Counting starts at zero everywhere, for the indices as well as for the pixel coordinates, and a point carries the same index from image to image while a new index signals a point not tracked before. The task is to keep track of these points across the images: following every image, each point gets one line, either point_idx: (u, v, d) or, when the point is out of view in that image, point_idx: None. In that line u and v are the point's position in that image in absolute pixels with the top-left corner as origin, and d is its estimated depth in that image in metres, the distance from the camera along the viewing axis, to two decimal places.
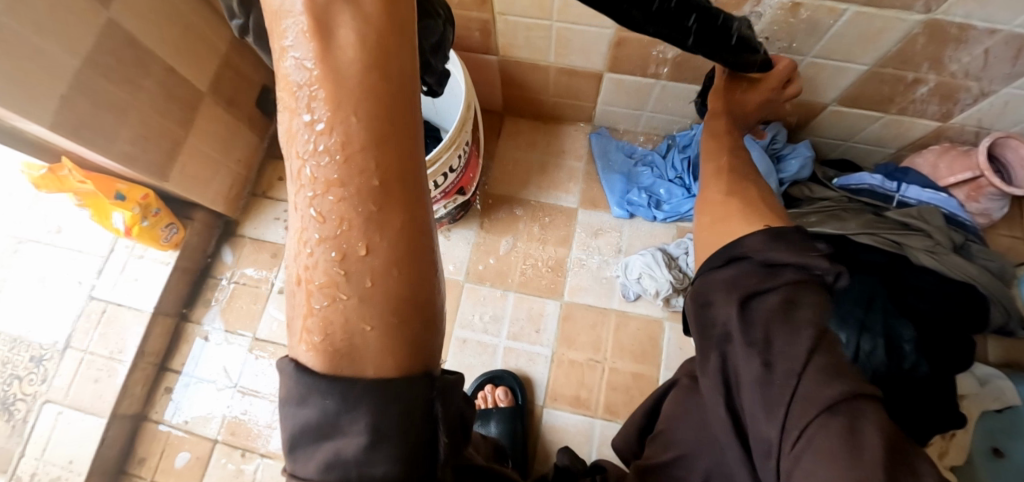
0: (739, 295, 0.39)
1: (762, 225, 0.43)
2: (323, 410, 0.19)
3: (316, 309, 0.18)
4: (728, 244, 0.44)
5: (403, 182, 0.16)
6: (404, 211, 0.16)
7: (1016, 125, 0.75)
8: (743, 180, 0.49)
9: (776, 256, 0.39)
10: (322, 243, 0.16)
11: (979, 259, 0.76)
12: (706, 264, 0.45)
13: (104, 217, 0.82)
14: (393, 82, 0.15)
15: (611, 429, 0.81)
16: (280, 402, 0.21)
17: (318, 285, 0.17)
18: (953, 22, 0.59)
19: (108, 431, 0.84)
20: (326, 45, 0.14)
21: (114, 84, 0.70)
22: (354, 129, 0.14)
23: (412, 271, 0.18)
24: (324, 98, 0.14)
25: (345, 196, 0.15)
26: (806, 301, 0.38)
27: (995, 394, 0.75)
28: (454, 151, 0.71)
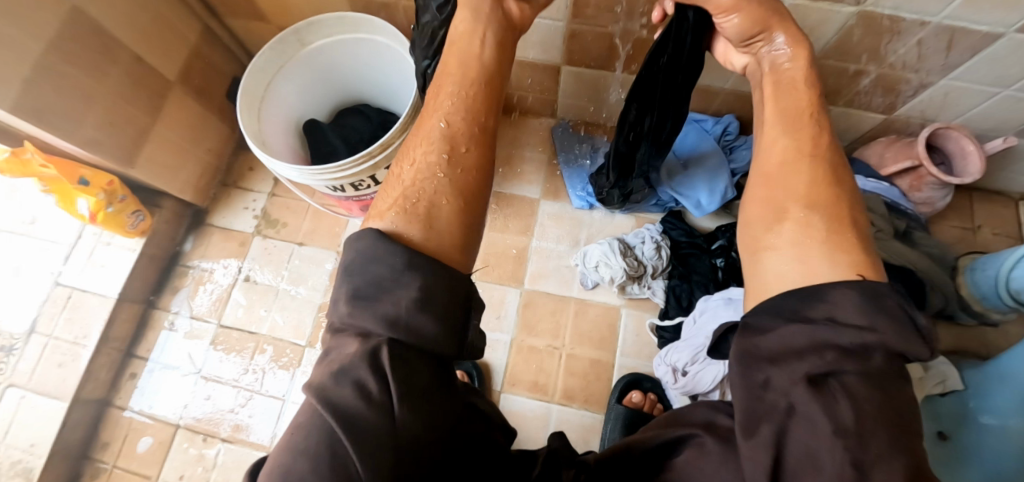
0: (813, 369, 0.29)
1: (854, 273, 0.31)
2: (393, 267, 0.31)
3: (423, 181, 0.36)
4: (806, 296, 0.31)
5: (484, 131, 0.39)
6: (483, 143, 0.38)
7: (957, 117, 0.77)
8: (835, 187, 0.36)
9: (878, 338, 0.28)
10: (443, 146, 0.37)
11: (921, 246, 0.80)
12: (768, 308, 0.33)
13: (69, 203, 0.83)
14: (492, 84, 0.41)
15: (567, 414, 0.83)
16: (358, 268, 0.31)
17: (431, 169, 0.36)
18: (884, 14, 0.61)
19: (71, 415, 0.85)
20: (475, 62, 0.41)
21: (78, 70, 0.71)
22: (476, 96, 0.40)
23: (479, 172, 0.37)
24: (468, 80, 0.40)
25: (464, 125, 0.38)
26: (891, 392, 0.28)
27: (938, 379, 0.77)
28: (408, 137, 0.73)
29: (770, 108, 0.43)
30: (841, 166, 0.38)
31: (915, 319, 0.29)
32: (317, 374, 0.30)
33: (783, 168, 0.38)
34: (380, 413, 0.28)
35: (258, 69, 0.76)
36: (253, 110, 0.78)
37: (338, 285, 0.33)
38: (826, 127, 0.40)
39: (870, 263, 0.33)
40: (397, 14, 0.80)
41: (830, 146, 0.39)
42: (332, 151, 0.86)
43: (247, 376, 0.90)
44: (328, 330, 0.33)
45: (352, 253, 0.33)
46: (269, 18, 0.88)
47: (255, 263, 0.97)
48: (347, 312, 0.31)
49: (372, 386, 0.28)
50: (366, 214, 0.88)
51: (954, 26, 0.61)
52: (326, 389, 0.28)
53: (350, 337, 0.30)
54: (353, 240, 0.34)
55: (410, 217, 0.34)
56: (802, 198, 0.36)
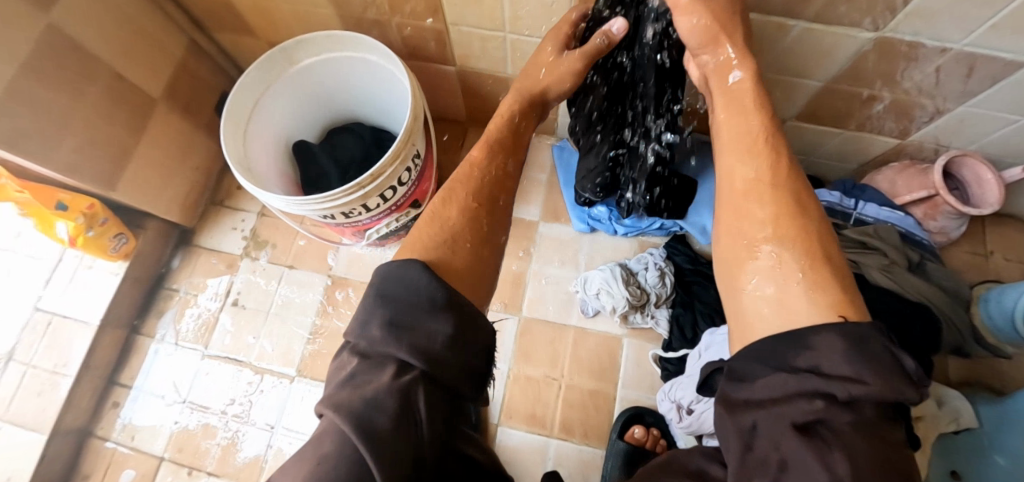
0: (801, 418, 0.26)
1: (836, 315, 0.29)
2: (427, 296, 0.36)
3: (452, 223, 0.44)
4: (787, 339, 0.29)
5: (503, 190, 0.49)
6: (500, 200, 0.49)
7: (973, 144, 0.74)
8: (801, 217, 0.35)
9: (871, 390, 0.25)
10: (473, 197, 0.46)
11: (935, 278, 0.76)
12: (752, 354, 0.30)
13: (48, 227, 0.80)
14: (510, 152, 0.53)
15: (566, 449, 0.79)
16: (388, 301, 0.36)
17: (461, 215, 0.45)
18: (903, 40, 0.58)
19: (50, 448, 0.82)
20: (503, 135, 0.53)
21: (55, 92, 0.68)
22: (500, 162, 0.51)
23: (495, 221, 0.47)
24: (493, 149, 0.51)
25: (489, 183, 0.48)
26: (894, 454, 0.25)
27: (952, 415, 0.74)
28: (400, 164, 0.70)
29: (730, 131, 0.41)
30: (803, 190, 0.37)
31: (904, 364, 0.27)
32: (343, 397, 0.32)
33: (741, 197, 0.37)
34: (406, 442, 0.31)
35: (244, 89, 0.73)
36: (237, 132, 0.74)
37: (368, 309, 0.36)
38: (782, 150, 0.39)
39: (856, 304, 0.31)
40: (390, 32, 0.77)
41: (790, 171, 0.38)
42: (322, 174, 0.83)
43: (234, 406, 0.87)
44: (351, 351, 0.36)
45: (389, 282, 0.37)
46: (257, 33, 0.85)
47: (243, 287, 0.94)
48: (380, 337, 0.34)
49: (403, 414, 0.31)
50: (359, 239, 0.85)
51: (976, 54, 0.58)
52: (357, 413, 0.30)
53: (381, 362, 0.34)
54: (389, 267, 0.38)
55: (448, 248, 0.42)
56: (771, 234, 0.34)
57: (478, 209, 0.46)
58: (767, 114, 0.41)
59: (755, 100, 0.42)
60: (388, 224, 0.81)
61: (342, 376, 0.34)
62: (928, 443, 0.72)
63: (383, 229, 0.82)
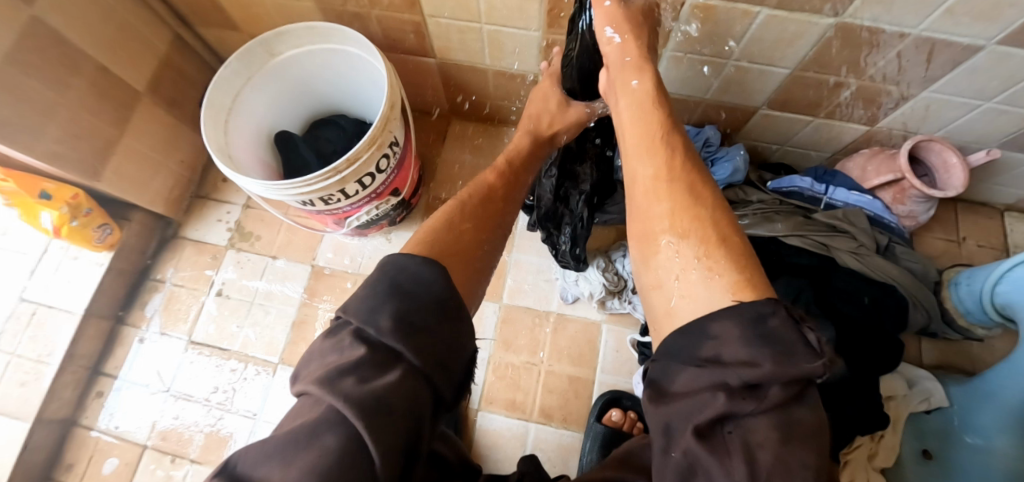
0: (710, 416, 0.29)
1: (730, 300, 0.33)
2: (435, 293, 0.38)
3: (460, 227, 0.47)
4: (689, 334, 0.34)
5: (501, 213, 0.54)
6: (498, 219, 0.52)
7: (940, 129, 0.76)
8: (698, 204, 0.40)
9: (761, 373, 0.28)
10: (474, 211, 0.50)
11: (903, 260, 0.79)
12: (669, 349, 0.35)
13: (33, 217, 0.81)
14: (512, 184, 0.57)
15: (545, 433, 0.81)
16: (393, 294, 0.36)
17: (469, 222, 0.48)
18: (864, 26, 0.60)
19: (33, 437, 0.82)
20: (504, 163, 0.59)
21: (38, 82, 0.69)
22: (499, 187, 0.56)
23: (493, 236, 0.50)
24: (497, 174, 0.57)
25: (488, 200, 0.53)
26: (797, 428, 0.29)
27: (923, 396, 0.75)
28: (377, 152, 0.71)
29: (634, 138, 0.48)
30: (701, 180, 0.43)
31: (806, 338, 0.30)
32: (345, 388, 0.30)
33: (649, 195, 0.43)
34: (402, 432, 0.31)
35: (226, 80, 0.74)
36: (218, 122, 0.76)
37: (380, 297, 0.36)
38: (677, 145, 0.46)
39: (753, 282, 0.34)
40: (370, 24, 0.78)
41: (684, 162, 0.44)
42: (304, 165, 0.84)
43: (217, 394, 0.88)
44: (352, 335, 0.35)
45: (402, 274, 0.38)
46: (240, 27, 0.87)
47: (228, 278, 0.95)
48: (389, 329, 0.34)
49: (403, 408, 0.31)
50: (340, 227, 0.86)
51: (934, 39, 0.59)
52: (363, 403, 0.30)
53: (386, 359, 0.33)
54: (407, 260, 0.39)
55: (457, 248, 0.45)
56: (670, 226, 0.39)
57: (484, 221, 0.50)
58: (665, 118, 0.48)
59: (655, 107, 0.49)
60: (368, 212, 0.82)
61: (343, 361, 0.32)
62: (899, 423, 0.74)
63: (364, 217, 0.83)
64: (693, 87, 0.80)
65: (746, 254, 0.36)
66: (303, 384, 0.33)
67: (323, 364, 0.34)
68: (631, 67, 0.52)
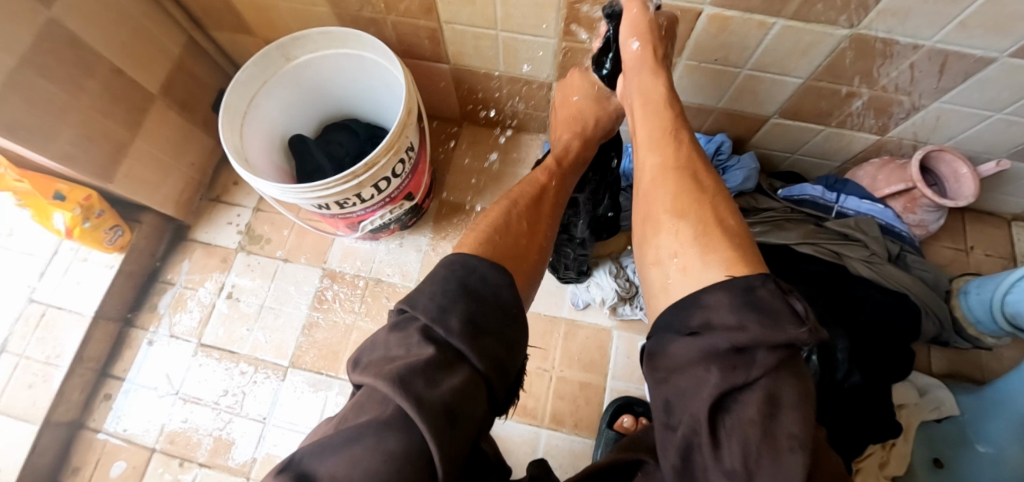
0: (707, 394, 0.29)
1: (723, 274, 0.34)
2: (503, 300, 0.40)
3: (513, 225, 0.50)
4: (683, 307, 0.35)
5: (549, 213, 0.56)
6: (547, 219, 0.55)
7: (949, 140, 0.76)
8: (701, 192, 0.41)
9: (748, 336, 0.29)
10: (524, 211, 0.53)
11: (915, 270, 0.79)
12: (663, 323, 0.36)
13: (44, 218, 0.81)
14: (560, 186, 0.60)
15: (556, 440, 0.80)
16: (461, 295, 0.38)
17: (521, 221, 0.51)
18: (878, 37, 0.60)
19: (40, 440, 0.82)
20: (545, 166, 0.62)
21: (55, 83, 0.69)
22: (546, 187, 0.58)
23: (541, 235, 0.52)
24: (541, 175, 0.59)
25: (536, 203, 0.55)
26: (788, 398, 0.28)
27: (934, 404, 0.76)
28: (394, 156, 0.72)
29: (644, 130, 0.49)
30: (705, 170, 0.44)
31: (794, 307, 0.30)
32: (417, 387, 0.30)
33: (654, 183, 0.44)
34: (465, 440, 0.32)
35: (242, 83, 0.75)
36: (234, 125, 0.76)
37: (450, 297, 0.37)
38: (685, 138, 0.47)
39: (746, 258, 0.35)
40: (385, 30, 0.79)
41: (690, 154, 0.46)
42: (318, 168, 0.84)
43: (227, 397, 0.87)
44: (420, 331, 0.35)
45: (471, 276, 0.40)
46: (254, 30, 0.87)
47: (238, 281, 0.95)
48: (458, 330, 0.35)
49: (464, 412, 0.32)
50: (352, 231, 0.86)
51: (947, 51, 0.60)
52: (433, 407, 0.30)
53: (452, 359, 0.34)
54: (470, 261, 0.41)
55: (520, 240, 0.48)
56: (670, 208, 0.41)
57: (537, 221, 0.53)
58: (673, 111, 0.50)
59: (662, 100, 0.51)
60: (381, 216, 0.83)
61: (411, 360, 0.32)
62: (911, 432, 0.74)
63: (377, 221, 0.83)
64: (704, 96, 0.81)
65: (742, 236, 0.38)
66: (367, 377, 0.33)
67: (387, 357, 0.34)
68: (648, 68, 0.52)
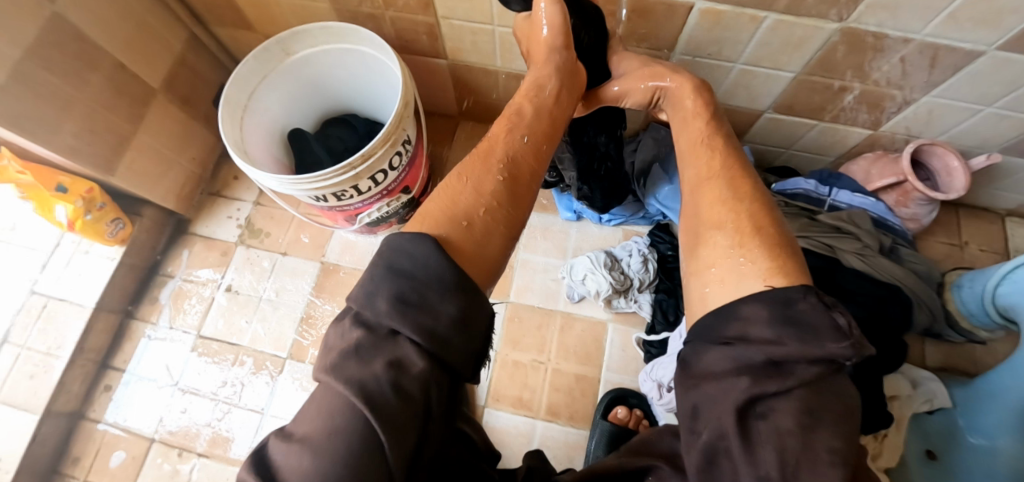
0: (738, 403, 0.30)
1: (763, 285, 0.34)
2: (440, 275, 0.35)
3: (472, 195, 0.43)
4: (722, 315, 0.35)
5: (531, 174, 0.48)
6: (528, 179, 0.47)
7: (942, 134, 0.77)
8: (739, 200, 0.42)
9: (787, 350, 0.30)
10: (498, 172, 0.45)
11: (907, 262, 0.80)
12: (699, 331, 0.36)
13: (46, 211, 0.82)
14: (548, 133, 0.52)
15: (551, 431, 0.81)
16: (390, 273, 0.35)
17: (488, 187, 0.44)
18: (868, 31, 0.61)
19: (41, 429, 0.83)
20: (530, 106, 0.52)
21: (58, 76, 0.70)
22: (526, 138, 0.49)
23: (515, 201, 0.45)
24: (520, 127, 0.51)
25: (514, 157, 0.47)
26: (824, 413, 0.29)
27: (927, 396, 0.76)
28: (390, 148, 0.72)
29: (687, 140, 0.51)
30: (744, 177, 0.45)
31: (834, 320, 0.31)
32: (348, 371, 0.31)
33: (693, 193, 0.46)
34: (413, 416, 0.31)
35: (242, 77, 0.76)
36: (234, 117, 0.77)
37: (377, 280, 0.35)
38: (722, 147, 0.48)
39: (786, 268, 0.35)
40: (384, 26, 0.80)
41: (727, 162, 0.46)
42: (317, 161, 0.85)
43: (225, 388, 0.88)
44: (353, 319, 0.34)
45: (398, 254, 0.36)
46: (255, 26, 0.88)
47: (237, 274, 0.96)
48: (386, 311, 0.33)
49: (407, 389, 0.31)
50: (351, 224, 0.86)
51: (936, 44, 0.61)
52: (366, 390, 0.30)
53: (387, 338, 0.32)
54: (400, 241, 0.37)
55: (459, 224, 0.40)
56: (710, 219, 0.42)
57: (511, 183, 0.45)
58: (712, 123, 0.51)
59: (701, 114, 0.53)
60: (379, 209, 0.83)
61: (343, 346, 0.32)
62: (902, 423, 0.74)
63: (374, 214, 0.84)
64: None
65: (784, 244, 0.38)
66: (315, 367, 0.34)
67: (330, 347, 0.34)
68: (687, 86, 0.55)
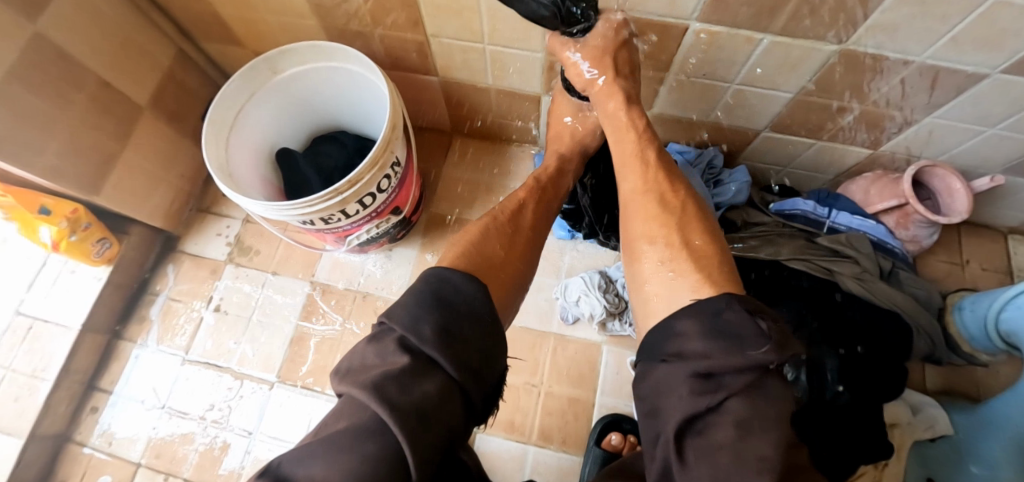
0: (677, 419, 0.31)
1: (690, 298, 0.35)
2: (482, 313, 0.39)
3: (501, 242, 0.49)
4: (660, 333, 0.36)
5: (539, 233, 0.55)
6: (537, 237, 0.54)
7: (942, 154, 0.75)
8: (668, 212, 0.43)
9: (710, 363, 0.30)
10: (518, 227, 0.52)
11: (907, 287, 0.79)
12: (646, 347, 0.37)
13: (31, 232, 0.80)
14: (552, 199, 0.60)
15: (544, 456, 0.79)
16: (435, 302, 0.38)
17: (514, 237, 0.51)
18: (867, 53, 0.59)
19: (26, 453, 0.81)
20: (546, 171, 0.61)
21: (40, 98, 0.69)
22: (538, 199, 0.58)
23: (530, 256, 0.51)
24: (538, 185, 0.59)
25: (531, 214, 0.55)
26: (756, 419, 0.29)
27: (927, 423, 0.75)
28: (379, 172, 0.71)
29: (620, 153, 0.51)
30: (676, 188, 0.46)
31: (759, 327, 0.31)
32: (388, 395, 0.31)
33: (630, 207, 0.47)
34: (438, 438, 0.32)
35: (228, 96, 0.74)
36: (219, 139, 0.75)
37: (422, 307, 0.37)
38: (653, 158, 0.49)
39: (713, 278, 0.37)
40: (372, 43, 0.79)
41: (658, 173, 0.47)
42: (305, 181, 0.84)
43: (213, 411, 0.87)
44: (395, 341, 0.35)
45: (445, 288, 0.39)
46: (244, 42, 0.87)
47: (226, 293, 0.94)
48: (431, 338, 0.35)
49: (438, 415, 0.32)
50: (340, 244, 0.85)
51: (938, 67, 0.59)
52: (406, 411, 0.30)
53: (425, 366, 0.34)
54: (448, 274, 0.41)
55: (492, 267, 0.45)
56: (646, 233, 0.43)
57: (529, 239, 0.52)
58: (644, 131, 0.51)
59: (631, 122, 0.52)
60: (368, 231, 0.82)
61: (384, 368, 0.32)
62: (903, 450, 0.73)
63: (364, 235, 0.82)
64: (694, 109, 0.80)
65: (710, 254, 0.39)
66: (345, 385, 0.33)
67: (363, 366, 0.34)
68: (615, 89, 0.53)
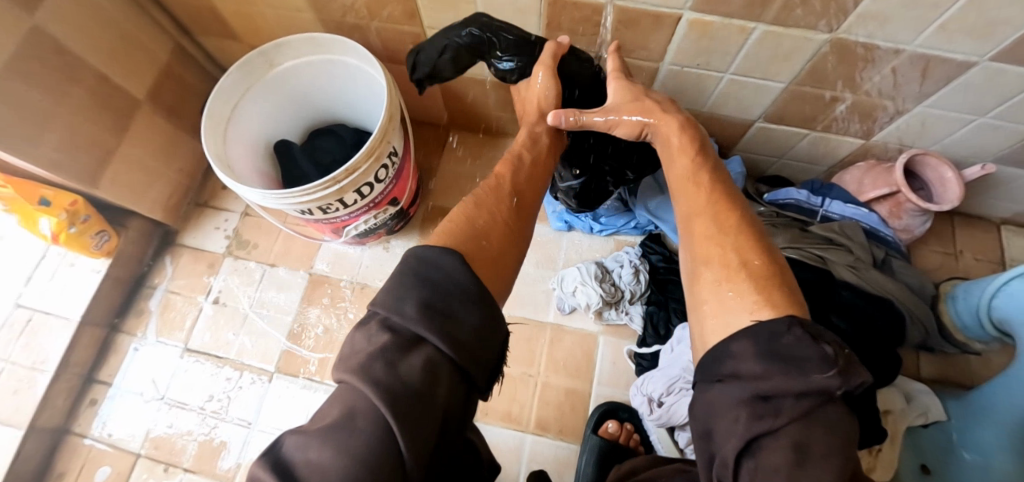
0: (734, 445, 0.29)
1: (749, 319, 0.34)
2: (465, 286, 0.36)
3: (484, 217, 0.46)
4: (714, 354, 0.34)
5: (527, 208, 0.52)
6: (526, 213, 0.51)
7: (934, 144, 0.76)
8: (723, 234, 0.42)
9: (770, 384, 0.29)
10: (505, 203, 0.49)
11: (900, 275, 0.79)
12: (700, 369, 0.36)
13: (31, 224, 0.81)
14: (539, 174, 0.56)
15: (541, 446, 0.80)
16: (418, 281, 0.35)
17: (500, 213, 0.47)
18: (858, 42, 0.60)
19: (25, 445, 0.82)
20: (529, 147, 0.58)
21: (39, 91, 0.69)
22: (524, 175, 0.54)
23: (520, 231, 0.48)
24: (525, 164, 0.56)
25: (516, 190, 0.52)
26: (816, 447, 0.27)
27: (921, 410, 0.75)
28: (375, 163, 0.71)
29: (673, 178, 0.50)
30: (729, 207, 0.44)
31: (823, 349, 0.29)
32: (374, 374, 0.30)
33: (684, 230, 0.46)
34: (435, 422, 0.30)
35: (225, 89, 0.75)
36: (217, 132, 0.76)
37: (405, 287, 0.35)
38: (707, 181, 0.48)
39: (774, 300, 0.35)
40: (369, 36, 0.79)
41: (714, 195, 0.46)
42: (303, 174, 0.84)
43: (212, 402, 0.87)
44: (379, 323, 0.33)
45: (426, 266, 0.37)
46: (242, 37, 0.87)
47: (224, 286, 0.95)
48: (414, 316, 0.33)
49: (428, 395, 0.30)
50: (338, 236, 0.85)
51: (927, 55, 0.60)
52: (394, 391, 0.29)
53: (409, 343, 0.32)
54: (429, 252, 0.38)
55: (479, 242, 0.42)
56: (700, 257, 0.42)
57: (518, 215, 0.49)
58: (695, 155, 0.51)
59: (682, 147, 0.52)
60: (366, 221, 0.82)
61: (370, 348, 0.31)
62: (897, 437, 0.73)
63: (361, 226, 0.83)
64: (688, 100, 0.81)
65: (771, 277, 0.37)
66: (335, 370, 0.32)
67: (350, 351, 0.32)
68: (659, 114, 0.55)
